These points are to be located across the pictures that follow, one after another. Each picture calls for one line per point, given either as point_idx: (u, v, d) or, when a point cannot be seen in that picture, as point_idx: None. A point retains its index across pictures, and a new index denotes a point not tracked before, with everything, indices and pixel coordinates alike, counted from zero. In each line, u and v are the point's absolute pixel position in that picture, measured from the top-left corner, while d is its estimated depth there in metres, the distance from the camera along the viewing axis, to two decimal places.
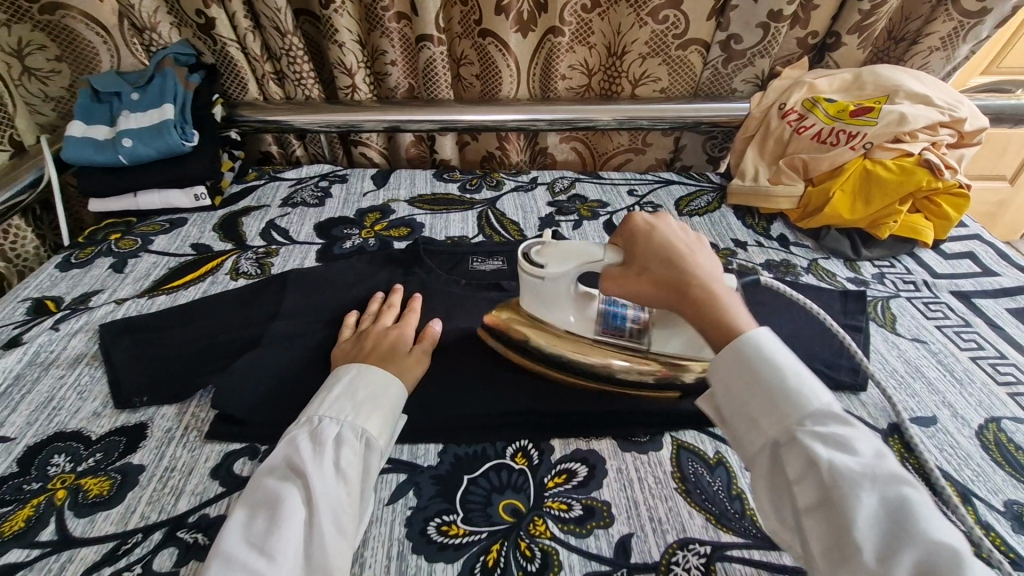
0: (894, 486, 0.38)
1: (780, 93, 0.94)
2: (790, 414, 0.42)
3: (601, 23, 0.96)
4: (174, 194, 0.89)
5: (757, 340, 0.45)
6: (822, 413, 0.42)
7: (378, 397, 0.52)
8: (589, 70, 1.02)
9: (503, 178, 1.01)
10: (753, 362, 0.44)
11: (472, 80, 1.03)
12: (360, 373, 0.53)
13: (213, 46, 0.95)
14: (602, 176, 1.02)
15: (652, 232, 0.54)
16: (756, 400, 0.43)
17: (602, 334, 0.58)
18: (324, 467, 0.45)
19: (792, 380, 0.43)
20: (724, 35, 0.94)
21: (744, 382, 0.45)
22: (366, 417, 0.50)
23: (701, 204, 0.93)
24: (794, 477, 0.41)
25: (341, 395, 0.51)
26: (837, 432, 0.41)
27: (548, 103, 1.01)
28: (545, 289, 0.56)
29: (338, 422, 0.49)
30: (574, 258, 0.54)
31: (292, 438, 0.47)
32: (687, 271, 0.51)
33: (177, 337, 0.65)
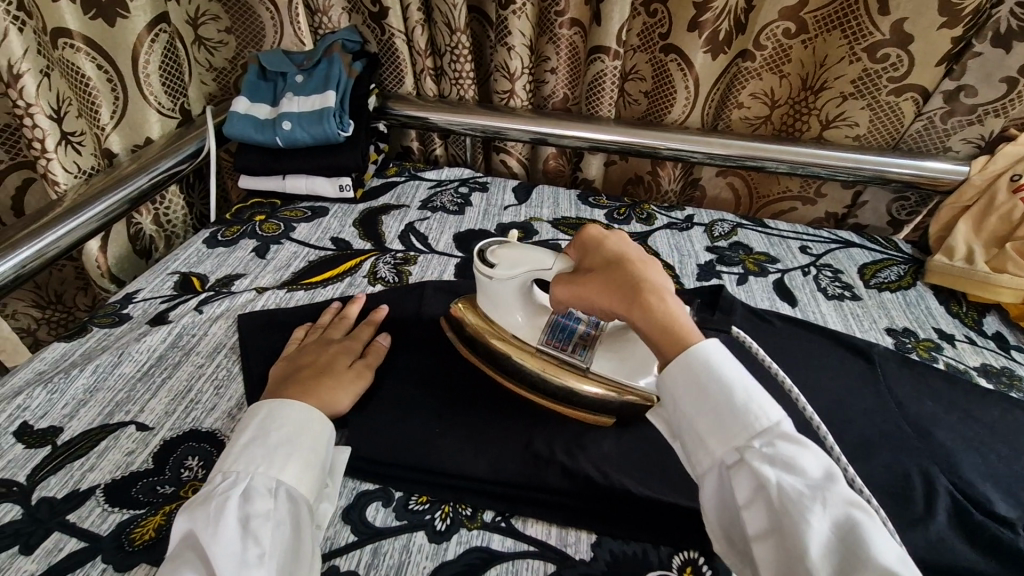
0: (842, 507, 0.34)
1: (1012, 161, 0.77)
2: (746, 433, 0.38)
3: (802, 52, 0.85)
4: (321, 182, 0.88)
5: (707, 348, 0.41)
6: (776, 429, 0.38)
7: (297, 435, 0.46)
8: (774, 101, 0.90)
9: (654, 212, 0.91)
10: (701, 379, 0.40)
11: (637, 97, 0.95)
12: (275, 411, 0.47)
13: (381, 37, 0.92)
14: (768, 225, 0.90)
15: (601, 243, 0.49)
16: (709, 415, 0.39)
17: (546, 345, 0.53)
18: (235, 530, 0.39)
19: (746, 394, 0.39)
20: (954, 84, 0.79)
21: (698, 397, 0.40)
22: (283, 459, 0.44)
23: (890, 276, 0.80)
24: (743, 501, 0.37)
25: (251, 443, 0.45)
26: (784, 452, 0.36)
27: (717, 134, 0.91)
28: (492, 290, 0.54)
29: (247, 472, 0.43)
30: (523, 264, 0.52)
31: (197, 499, 0.41)
32: (637, 275, 0.46)
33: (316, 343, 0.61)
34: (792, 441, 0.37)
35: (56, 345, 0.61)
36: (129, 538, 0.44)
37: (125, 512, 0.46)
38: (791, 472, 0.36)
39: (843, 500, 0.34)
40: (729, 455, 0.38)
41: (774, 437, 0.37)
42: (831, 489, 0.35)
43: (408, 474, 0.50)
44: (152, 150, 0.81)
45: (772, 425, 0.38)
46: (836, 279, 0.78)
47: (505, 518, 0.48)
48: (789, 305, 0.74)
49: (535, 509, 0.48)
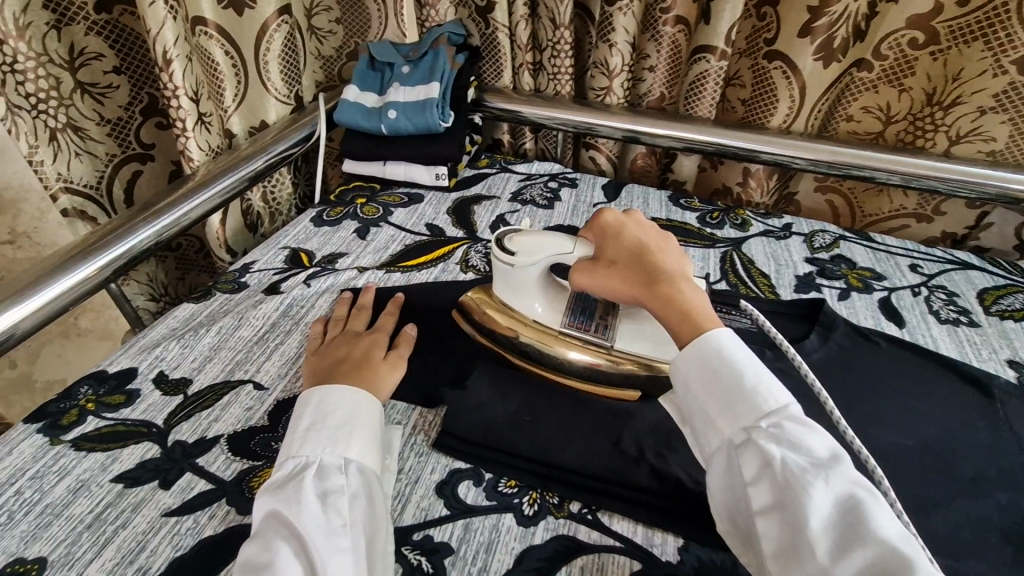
0: (847, 486, 0.37)
1: None
2: (755, 412, 0.42)
3: (929, 65, 0.79)
4: (419, 170, 0.91)
5: (719, 335, 0.45)
6: (783, 412, 0.41)
7: (352, 417, 0.48)
8: (889, 116, 0.85)
9: (750, 218, 0.89)
10: (712, 362, 0.44)
11: (735, 103, 0.92)
12: (326, 396, 0.49)
13: (484, 30, 0.94)
14: (874, 239, 0.85)
15: (621, 229, 0.54)
16: (719, 397, 0.43)
17: (568, 328, 0.57)
18: (316, 505, 0.42)
19: (755, 379, 0.43)
20: None
21: (712, 379, 0.44)
22: (345, 441, 0.46)
23: (1014, 304, 0.73)
24: (750, 478, 0.40)
25: (313, 428, 0.47)
26: (792, 432, 0.40)
27: (825, 140, 0.86)
28: (513, 277, 0.57)
29: (315, 455, 0.45)
30: (543, 249, 0.56)
31: (273, 482, 0.44)
32: (658, 266, 0.51)
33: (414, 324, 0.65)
34: (800, 423, 0.41)
35: (185, 305, 0.68)
36: (249, 486, 0.48)
37: (246, 461, 0.50)
38: (798, 452, 0.39)
39: (850, 480, 0.37)
40: (737, 434, 0.42)
41: (783, 417, 0.41)
42: (835, 468, 0.38)
43: (500, 457, 0.51)
44: (270, 133, 0.87)
45: (780, 408, 0.42)
46: (950, 302, 0.73)
47: (592, 510, 0.48)
48: (895, 326, 0.69)
49: (622, 506, 0.48)
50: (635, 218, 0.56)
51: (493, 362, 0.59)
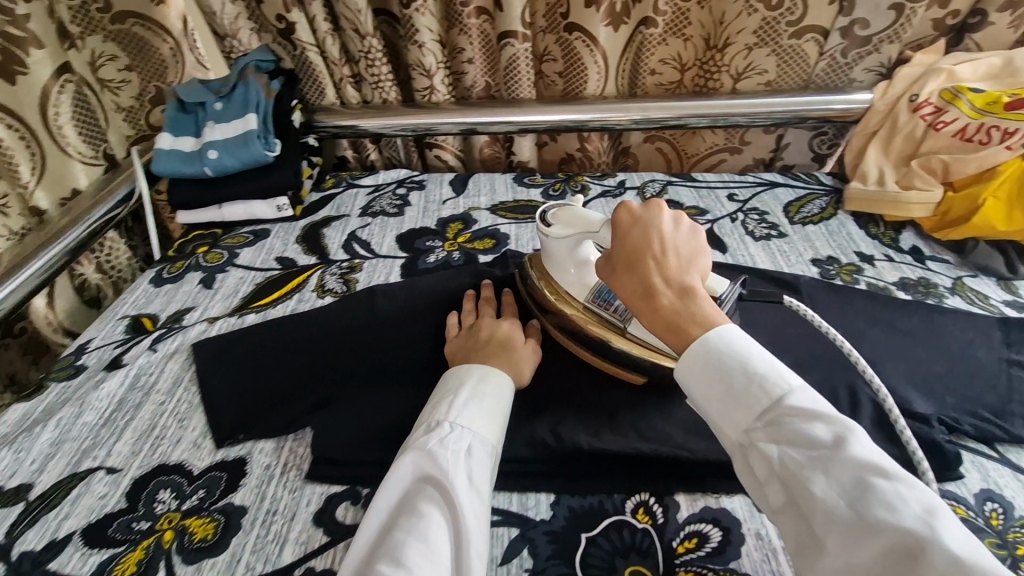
0: (860, 475, 0.34)
1: (910, 84, 0.82)
2: (757, 408, 0.39)
3: (700, 14, 0.87)
4: (259, 206, 0.89)
5: (716, 337, 0.43)
6: (794, 395, 0.39)
7: (496, 402, 0.50)
8: (683, 65, 0.93)
9: (588, 182, 0.95)
10: (717, 360, 0.42)
11: (554, 78, 0.96)
12: (478, 378, 0.51)
13: (293, 52, 0.94)
14: (696, 178, 0.94)
15: (631, 227, 0.49)
16: (721, 397, 0.41)
17: (593, 304, 0.56)
18: (461, 470, 0.43)
19: (756, 370, 0.41)
20: (848, 20, 0.82)
21: (711, 380, 0.42)
22: (484, 417, 0.48)
23: (813, 210, 0.84)
24: (761, 479, 0.39)
25: (470, 399, 0.49)
26: (796, 423, 0.37)
27: (636, 99, 0.93)
28: (549, 247, 0.58)
29: (468, 428, 0.46)
30: (578, 225, 0.55)
31: (414, 444, 0.46)
32: (652, 274, 0.47)
33: (271, 361, 0.63)
34: (809, 404, 0.38)
35: (15, 406, 0.62)
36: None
37: (105, 551, 0.48)
38: (799, 446, 0.37)
39: (858, 463, 0.34)
40: (739, 437, 0.40)
41: (792, 406, 0.38)
42: (839, 456, 0.35)
43: (375, 469, 0.53)
44: (84, 201, 0.81)
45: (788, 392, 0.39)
46: (762, 220, 0.82)
47: None
48: (719, 251, 0.78)
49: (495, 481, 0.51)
50: (653, 212, 0.51)
51: (360, 379, 0.60)
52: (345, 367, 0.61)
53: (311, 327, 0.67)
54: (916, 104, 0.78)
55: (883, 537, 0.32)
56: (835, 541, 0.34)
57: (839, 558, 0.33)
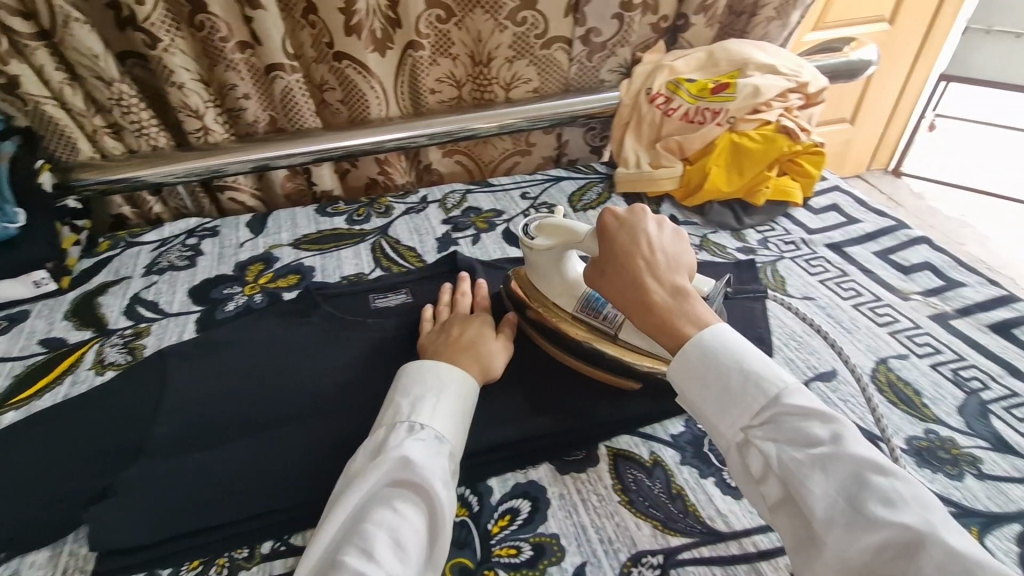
0: (853, 470, 0.40)
1: (644, 79, 0.96)
2: (756, 408, 0.44)
3: (460, 34, 0.94)
4: (9, 286, 0.77)
5: (711, 349, 0.47)
6: (793, 396, 0.44)
7: (466, 399, 0.53)
8: (458, 82, 1.00)
9: (392, 203, 0.97)
10: (710, 368, 0.46)
11: (337, 105, 0.98)
12: (446, 375, 0.53)
13: (25, 106, 0.82)
14: (492, 183, 1.00)
15: (614, 236, 0.53)
16: (717, 401, 0.45)
17: (580, 313, 0.58)
18: (437, 468, 0.45)
19: (750, 375, 0.45)
20: (584, 30, 0.94)
21: (709, 382, 0.46)
22: (449, 415, 0.50)
23: (592, 197, 0.94)
24: (758, 476, 0.44)
25: (435, 400, 0.50)
26: (794, 424, 0.42)
27: (422, 118, 0.98)
28: (534, 260, 0.61)
29: (443, 430, 0.48)
30: (560, 236, 0.58)
31: (398, 446, 0.46)
32: (644, 279, 0.51)
33: (37, 460, 0.55)
34: (805, 405, 0.43)
35: None
36: None
37: None
38: (798, 445, 0.42)
39: (854, 459, 0.40)
40: (736, 435, 0.44)
41: (789, 405, 0.43)
42: (834, 455, 0.40)
43: (177, 544, 0.49)
44: None
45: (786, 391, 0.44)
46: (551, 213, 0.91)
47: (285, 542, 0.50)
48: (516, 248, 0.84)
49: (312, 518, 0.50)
50: (636, 217, 0.54)
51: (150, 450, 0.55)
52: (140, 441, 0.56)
53: (93, 410, 0.60)
54: (651, 96, 0.93)
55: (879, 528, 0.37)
56: (834, 534, 0.38)
57: (836, 550, 0.38)
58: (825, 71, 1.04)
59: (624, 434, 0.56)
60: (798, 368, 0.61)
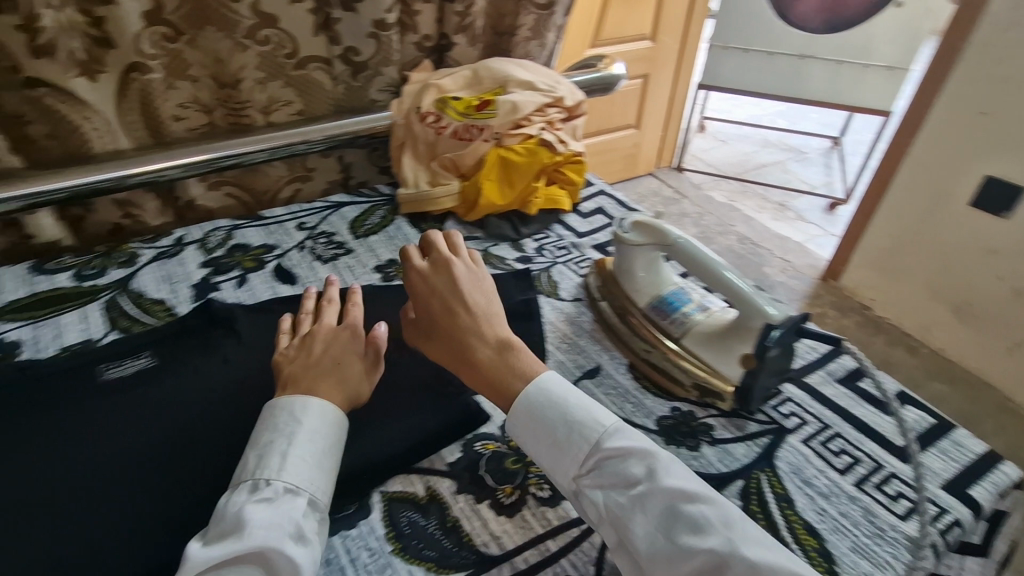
0: (671, 503, 0.43)
1: (414, 98, 0.95)
2: (584, 446, 0.48)
3: (195, 54, 0.82)
4: None
5: (537, 394, 0.51)
6: (615, 430, 0.48)
7: (328, 442, 0.48)
8: (205, 107, 0.87)
9: (137, 249, 0.83)
10: (542, 415, 0.50)
11: (47, 141, 0.78)
12: (302, 410, 0.49)
13: None
14: (264, 216, 0.91)
15: (432, 300, 0.58)
16: (549, 450, 0.49)
17: (651, 311, 0.64)
18: (282, 527, 0.42)
19: (575, 423, 0.48)
20: (341, 48, 0.91)
21: (536, 426, 0.50)
22: (323, 468, 0.47)
23: (375, 220, 0.90)
24: (595, 521, 0.46)
25: (315, 440, 0.48)
26: (617, 464, 0.46)
27: (166, 149, 0.85)
28: (621, 252, 0.67)
29: (302, 485, 0.45)
30: (649, 236, 0.63)
31: (232, 511, 0.43)
32: (457, 342, 0.55)
33: None
34: (626, 443, 0.47)
35: None
36: None
37: None
38: (620, 485, 0.45)
39: (666, 494, 0.43)
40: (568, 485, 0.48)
41: (612, 442, 0.47)
42: (652, 491, 0.44)
43: None
44: None
45: (611, 426, 0.48)
46: (330, 242, 0.85)
47: None
48: (289, 285, 0.77)
49: None
50: (434, 270, 0.60)
51: None
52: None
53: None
54: (421, 114, 0.91)
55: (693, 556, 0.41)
56: (660, 566, 0.41)
57: None
58: (584, 85, 1.13)
59: (399, 475, 0.53)
60: (567, 370, 0.64)
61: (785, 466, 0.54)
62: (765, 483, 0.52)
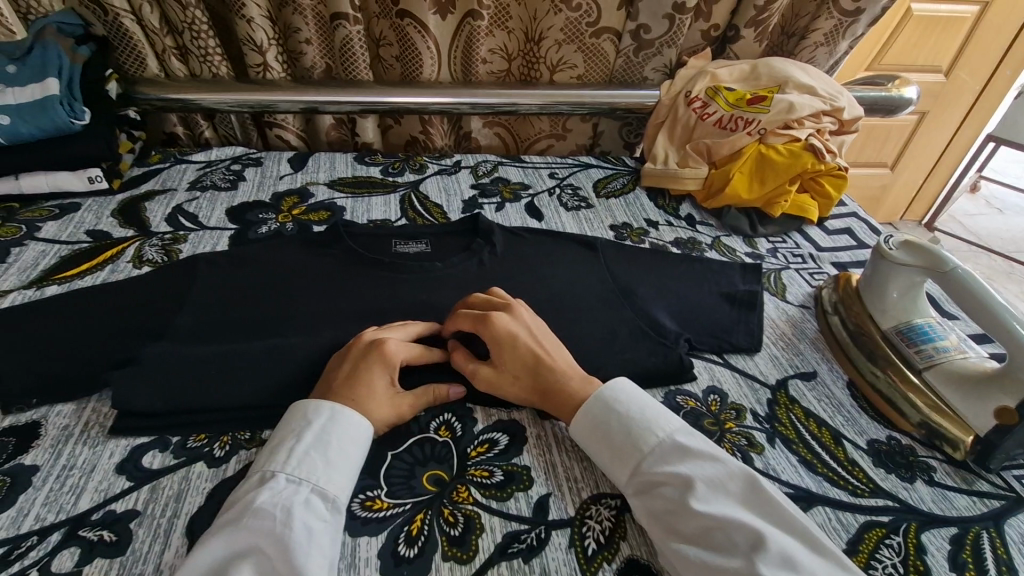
0: (709, 527, 0.42)
1: (686, 82, 1.00)
2: (632, 464, 0.48)
3: (518, 9, 0.98)
4: (66, 177, 0.83)
5: (591, 414, 0.51)
6: (662, 449, 0.48)
7: (339, 449, 0.47)
8: (508, 55, 1.04)
9: (427, 162, 1.01)
10: (588, 425, 0.51)
11: (391, 61, 1.02)
12: (337, 415, 0.49)
13: (104, 17, 0.90)
14: (524, 160, 1.04)
15: (511, 338, 0.55)
16: (602, 458, 0.50)
17: (895, 336, 0.61)
18: (278, 515, 0.42)
19: (621, 438, 0.49)
20: (635, 25, 0.99)
21: (594, 444, 0.51)
22: (309, 471, 0.45)
23: (617, 186, 0.98)
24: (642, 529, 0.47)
25: (309, 447, 0.46)
26: (662, 482, 0.46)
27: (469, 86, 1.02)
28: (878, 269, 0.64)
29: (298, 480, 0.44)
30: (924, 261, 0.59)
31: (242, 497, 0.43)
32: (551, 378, 0.54)
33: (65, 322, 0.61)
34: (667, 467, 0.47)
35: None
36: None
37: None
38: (663, 501, 0.45)
39: (702, 519, 0.43)
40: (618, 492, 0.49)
41: (656, 463, 0.47)
42: (690, 513, 0.43)
43: (183, 417, 0.54)
44: None
45: (657, 444, 0.48)
46: (575, 194, 0.95)
47: None
48: (536, 220, 0.88)
49: None
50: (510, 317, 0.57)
51: (174, 338, 0.60)
52: (172, 319, 0.62)
53: (126, 288, 0.65)
54: (690, 98, 0.96)
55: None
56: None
57: None
58: (866, 103, 1.06)
59: None
60: (781, 364, 0.64)
61: (1015, 536, 0.49)
62: (985, 540, 0.48)
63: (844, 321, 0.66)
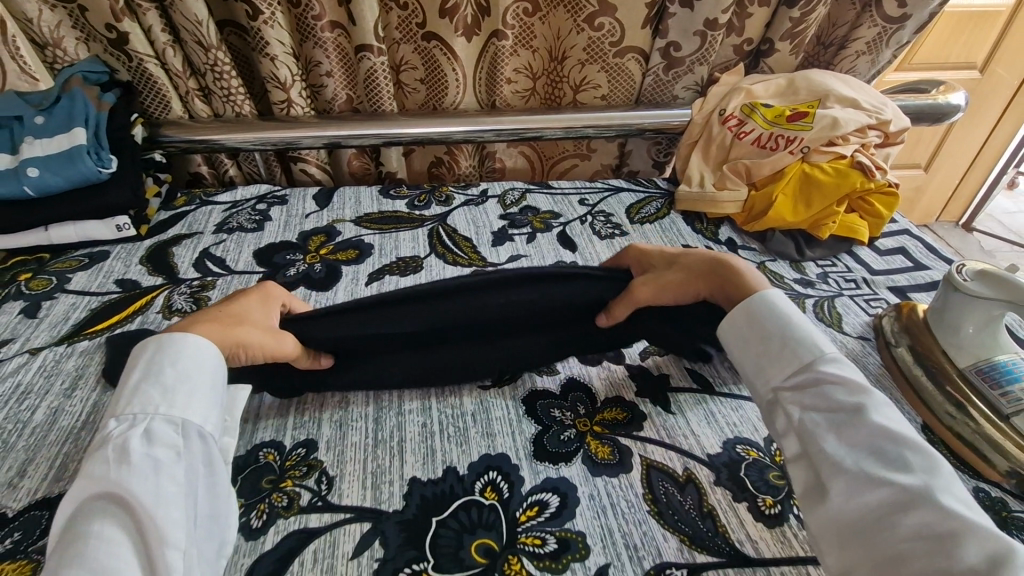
0: (876, 438, 0.45)
1: (720, 99, 0.96)
2: (796, 366, 0.51)
3: (543, 28, 0.96)
4: (94, 226, 0.83)
5: (759, 305, 0.55)
6: (829, 361, 0.50)
7: (184, 376, 0.47)
8: (533, 74, 1.02)
9: (452, 192, 0.99)
10: (759, 322, 0.54)
11: (414, 86, 1.00)
12: (172, 346, 0.48)
13: (128, 63, 0.90)
14: (552, 185, 1.01)
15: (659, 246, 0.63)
16: (764, 357, 0.53)
17: (975, 376, 0.58)
18: (110, 457, 0.42)
19: (788, 341, 0.52)
20: (663, 42, 0.96)
21: (751, 339, 0.54)
22: (150, 407, 0.45)
23: (651, 211, 0.93)
24: (786, 432, 0.50)
25: (146, 383, 0.46)
26: (827, 388, 0.48)
27: (494, 113, 1.00)
28: (950, 303, 0.60)
29: (141, 417, 0.44)
30: (1008, 293, 0.56)
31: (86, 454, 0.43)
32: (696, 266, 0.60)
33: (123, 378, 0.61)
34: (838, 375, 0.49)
35: None
36: None
37: None
38: (825, 408, 0.48)
39: (871, 429, 0.45)
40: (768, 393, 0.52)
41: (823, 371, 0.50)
42: (858, 423, 0.46)
43: None
44: None
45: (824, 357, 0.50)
46: (608, 221, 0.91)
47: (321, 497, 0.51)
48: (570, 252, 0.85)
49: (347, 482, 0.52)
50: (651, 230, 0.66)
51: None
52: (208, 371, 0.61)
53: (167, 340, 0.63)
54: (724, 117, 0.92)
55: (882, 482, 0.43)
56: (842, 482, 0.44)
57: (843, 495, 0.44)
58: (908, 111, 1.01)
59: (659, 446, 0.56)
60: None
61: None
62: None
63: (912, 356, 0.61)
